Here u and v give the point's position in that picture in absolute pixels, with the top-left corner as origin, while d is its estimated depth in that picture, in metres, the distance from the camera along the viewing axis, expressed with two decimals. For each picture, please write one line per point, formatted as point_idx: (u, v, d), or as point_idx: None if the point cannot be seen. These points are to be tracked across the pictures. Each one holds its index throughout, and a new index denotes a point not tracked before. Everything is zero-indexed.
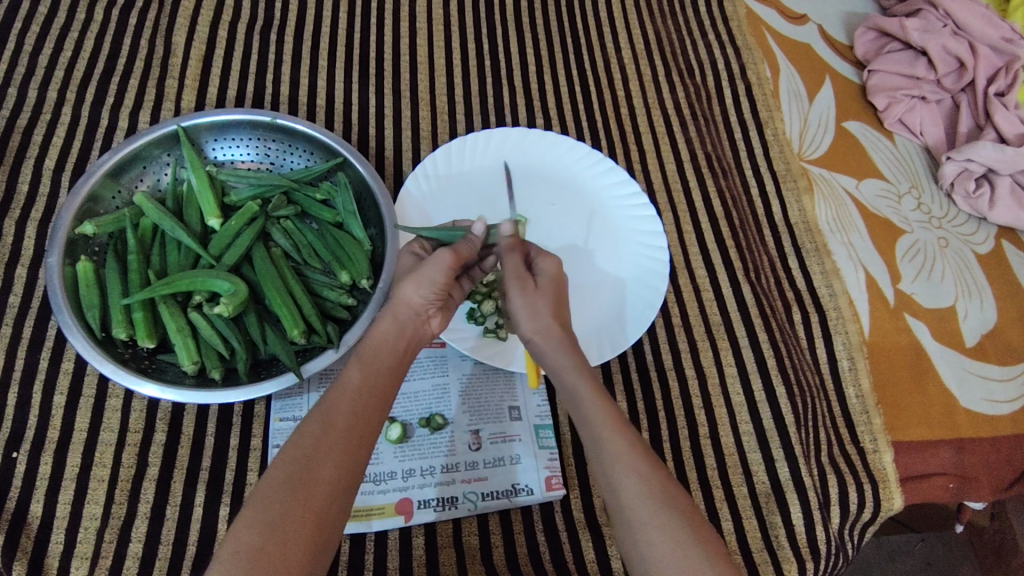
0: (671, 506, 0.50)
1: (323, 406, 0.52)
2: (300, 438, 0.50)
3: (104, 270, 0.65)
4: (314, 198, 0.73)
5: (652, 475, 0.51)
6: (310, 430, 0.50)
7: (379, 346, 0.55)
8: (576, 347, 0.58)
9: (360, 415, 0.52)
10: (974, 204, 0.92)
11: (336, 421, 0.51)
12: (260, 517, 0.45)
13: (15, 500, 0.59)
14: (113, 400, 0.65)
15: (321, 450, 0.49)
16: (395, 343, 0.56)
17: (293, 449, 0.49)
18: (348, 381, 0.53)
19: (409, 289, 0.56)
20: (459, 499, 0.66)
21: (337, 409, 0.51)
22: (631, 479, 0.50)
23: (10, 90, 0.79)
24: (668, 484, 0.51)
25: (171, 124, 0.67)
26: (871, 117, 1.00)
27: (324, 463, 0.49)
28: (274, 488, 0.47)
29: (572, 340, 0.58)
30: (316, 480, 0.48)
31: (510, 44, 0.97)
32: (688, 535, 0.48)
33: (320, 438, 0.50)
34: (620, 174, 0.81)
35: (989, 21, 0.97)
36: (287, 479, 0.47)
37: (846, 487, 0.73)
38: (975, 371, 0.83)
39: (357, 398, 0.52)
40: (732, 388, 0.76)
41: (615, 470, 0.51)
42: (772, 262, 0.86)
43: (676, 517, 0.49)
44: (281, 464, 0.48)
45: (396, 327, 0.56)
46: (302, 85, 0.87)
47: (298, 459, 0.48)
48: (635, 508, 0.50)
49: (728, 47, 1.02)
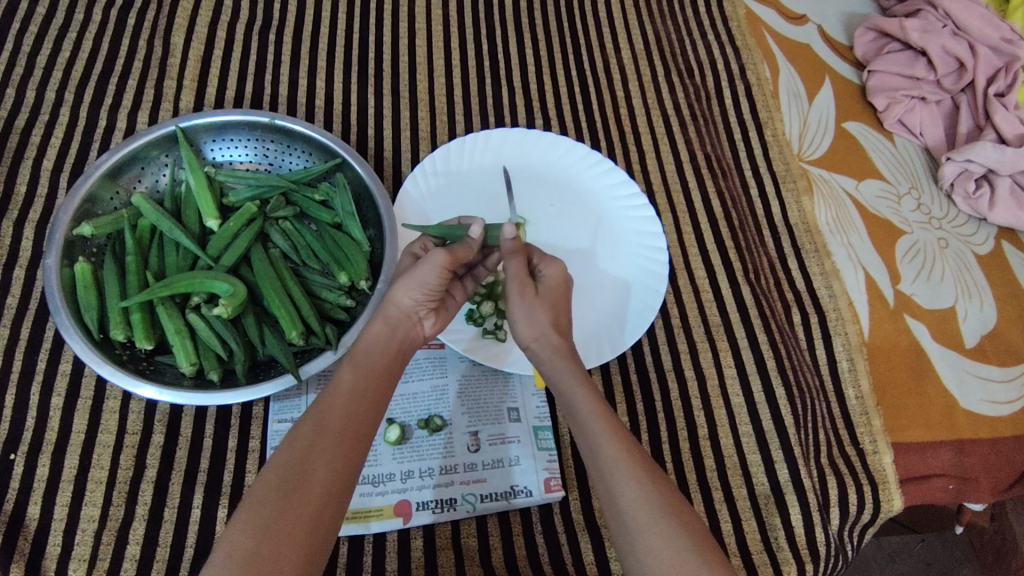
0: (670, 512, 0.49)
1: (317, 408, 0.52)
2: (294, 440, 0.50)
3: (102, 271, 0.65)
4: (313, 199, 0.72)
5: (651, 480, 0.51)
6: (303, 432, 0.50)
7: (371, 347, 0.56)
8: (576, 358, 0.59)
9: (353, 415, 0.52)
10: (974, 204, 0.92)
11: (329, 423, 0.51)
12: (255, 519, 0.45)
13: (13, 502, 0.59)
14: (111, 401, 0.65)
15: (315, 451, 0.49)
16: (387, 344, 0.56)
17: (287, 451, 0.49)
18: (342, 383, 0.53)
19: (402, 292, 0.56)
20: (458, 501, 0.66)
21: (330, 411, 0.51)
22: (630, 486, 0.50)
23: (9, 90, 0.79)
24: (666, 490, 0.51)
25: (169, 125, 0.67)
26: (871, 117, 1.00)
27: (318, 465, 0.49)
28: (268, 490, 0.47)
29: (571, 349, 0.59)
30: (311, 481, 0.48)
31: (510, 44, 0.97)
32: (687, 540, 0.48)
33: (314, 440, 0.50)
34: (619, 175, 0.81)
35: (989, 22, 0.97)
36: (282, 481, 0.47)
37: (846, 489, 0.73)
38: (975, 373, 0.83)
39: (351, 399, 0.52)
40: (732, 389, 0.76)
41: (614, 476, 0.51)
42: (771, 263, 0.85)
43: (675, 522, 0.49)
44: (275, 467, 0.48)
45: (389, 329, 0.56)
46: (301, 85, 0.87)
47: (292, 461, 0.48)
48: (634, 515, 0.49)
49: (727, 47, 1.02)
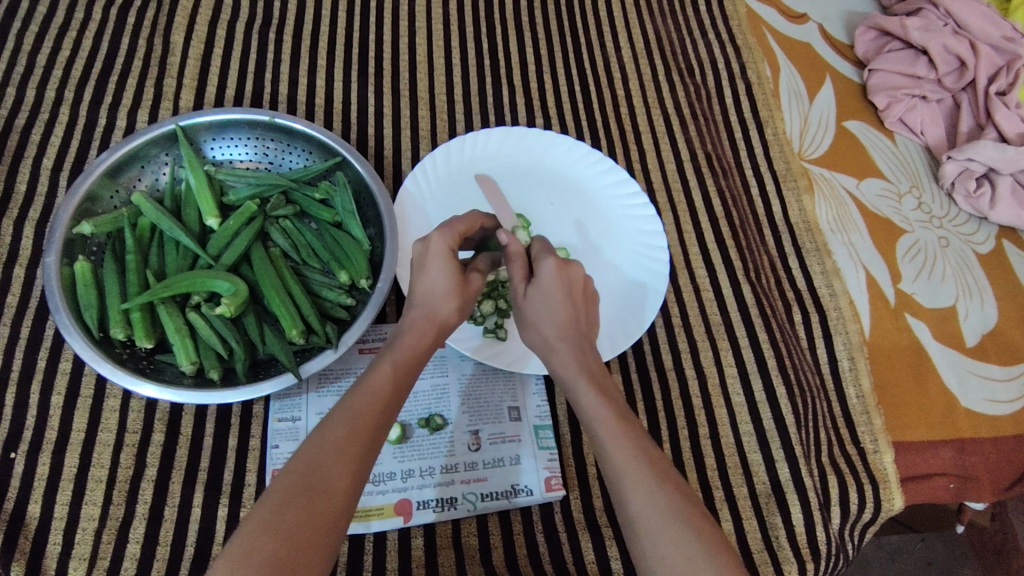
0: (682, 520, 0.48)
1: (348, 410, 0.50)
2: (322, 443, 0.48)
3: (102, 270, 0.64)
4: (313, 197, 0.72)
5: (660, 487, 0.49)
6: (334, 436, 0.48)
7: (415, 351, 0.54)
8: (587, 356, 0.57)
9: (383, 423, 0.50)
10: (975, 204, 0.92)
11: (361, 432, 0.49)
12: (275, 523, 0.43)
13: (14, 500, 0.59)
14: (111, 400, 0.65)
15: (342, 459, 0.47)
16: (432, 345, 0.56)
17: (312, 454, 0.47)
18: (379, 388, 0.51)
19: (451, 302, 0.56)
20: (459, 500, 0.66)
21: (361, 417, 0.49)
22: (637, 493, 0.49)
23: (8, 90, 0.79)
24: (678, 496, 0.49)
25: (169, 124, 0.67)
26: (871, 116, 1.00)
27: (342, 475, 0.47)
28: (289, 494, 0.45)
29: (582, 349, 0.57)
30: (334, 490, 0.46)
31: (510, 43, 0.97)
32: (699, 549, 0.46)
33: (341, 448, 0.48)
34: (620, 174, 0.81)
35: (988, 21, 0.97)
36: (303, 485, 0.45)
37: (847, 487, 0.73)
38: (975, 371, 0.83)
39: (386, 406, 0.51)
40: (732, 388, 0.76)
41: (621, 483, 0.50)
42: (772, 262, 0.85)
43: (685, 531, 0.47)
44: (298, 469, 0.46)
45: (436, 334, 0.56)
46: (300, 84, 0.86)
47: (316, 466, 0.46)
48: (644, 523, 0.48)
49: (727, 46, 1.02)
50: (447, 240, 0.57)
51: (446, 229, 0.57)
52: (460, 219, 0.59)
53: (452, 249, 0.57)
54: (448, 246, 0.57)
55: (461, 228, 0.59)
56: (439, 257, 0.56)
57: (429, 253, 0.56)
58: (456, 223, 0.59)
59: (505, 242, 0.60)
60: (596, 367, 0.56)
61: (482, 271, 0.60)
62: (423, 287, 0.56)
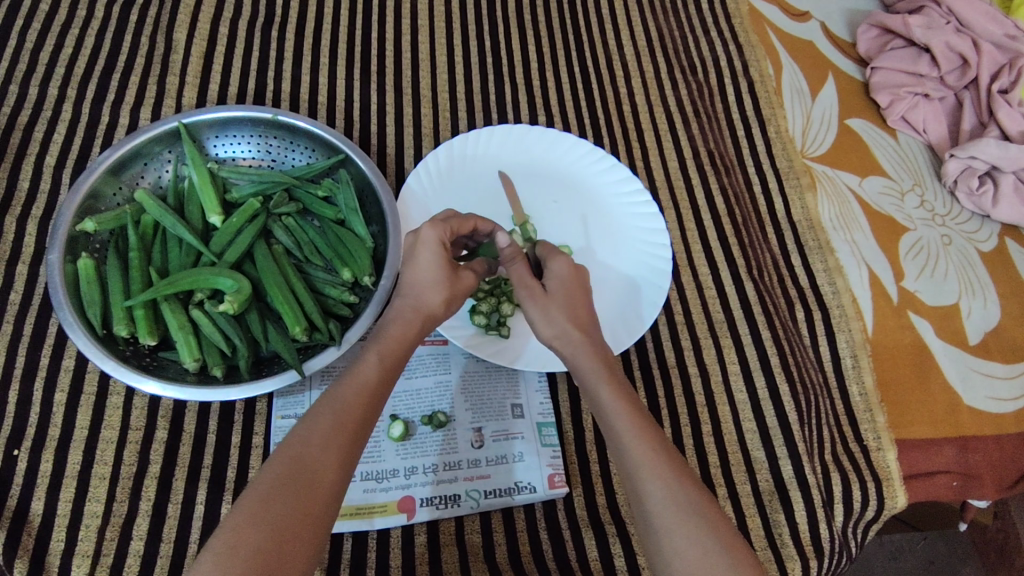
0: (700, 516, 0.48)
1: (339, 400, 0.50)
2: (309, 434, 0.48)
3: (105, 267, 0.64)
4: (315, 195, 0.72)
5: (678, 482, 0.49)
6: (321, 427, 0.48)
7: (400, 341, 0.54)
8: (604, 353, 0.57)
9: (370, 414, 0.51)
10: (978, 201, 0.92)
11: (349, 422, 0.49)
12: (262, 515, 0.43)
13: (17, 498, 0.59)
14: (114, 398, 0.65)
15: (329, 450, 0.47)
16: (417, 336, 0.56)
17: (299, 445, 0.47)
18: (366, 378, 0.51)
19: (438, 294, 0.56)
20: (461, 497, 0.66)
21: (348, 408, 0.49)
22: (658, 487, 0.49)
23: (10, 88, 0.79)
24: (697, 493, 0.49)
25: (171, 121, 0.67)
26: (873, 114, 1.00)
27: (329, 466, 0.47)
28: (277, 485, 0.45)
29: (599, 345, 0.57)
30: (321, 481, 0.46)
31: (512, 40, 0.97)
32: (717, 546, 0.46)
33: (328, 440, 0.48)
34: (623, 172, 0.81)
35: (991, 18, 0.98)
36: (292, 476, 0.45)
37: (850, 486, 0.73)
38: (978, 370, 0.83)
39: (372, 397, 0.51)
40: (735, 386, 0.76)
41: (642, 479, 0.49)
42: (774, 260, 0.85)
43: (704, 527, 0.47)
44: (286, 460, 0.46)
45: (421, 324, 0.56)
46: (303, 81, 0.86)
47: (305, 457, 0.47)
48: (662, 518, 0.48)
49: (730, 44, 1.02)
50: (438, 232, 0.57)
51: (439, 222, 0.58)
52: (453, 217, 0.60)
53: (443, 241, 0.57)
54: (439, 238, 0.57)
55: (454, 224, 0.59)
56: (429, 247, 0.56)
57: (421, 244, 0.57)
58: (449, 218, 0.59)
59: (504, 242, 0.60)
60: (612, 363, 0.57)
61: (477, 272, 0.61)
62: (412, 278, 0.57)
